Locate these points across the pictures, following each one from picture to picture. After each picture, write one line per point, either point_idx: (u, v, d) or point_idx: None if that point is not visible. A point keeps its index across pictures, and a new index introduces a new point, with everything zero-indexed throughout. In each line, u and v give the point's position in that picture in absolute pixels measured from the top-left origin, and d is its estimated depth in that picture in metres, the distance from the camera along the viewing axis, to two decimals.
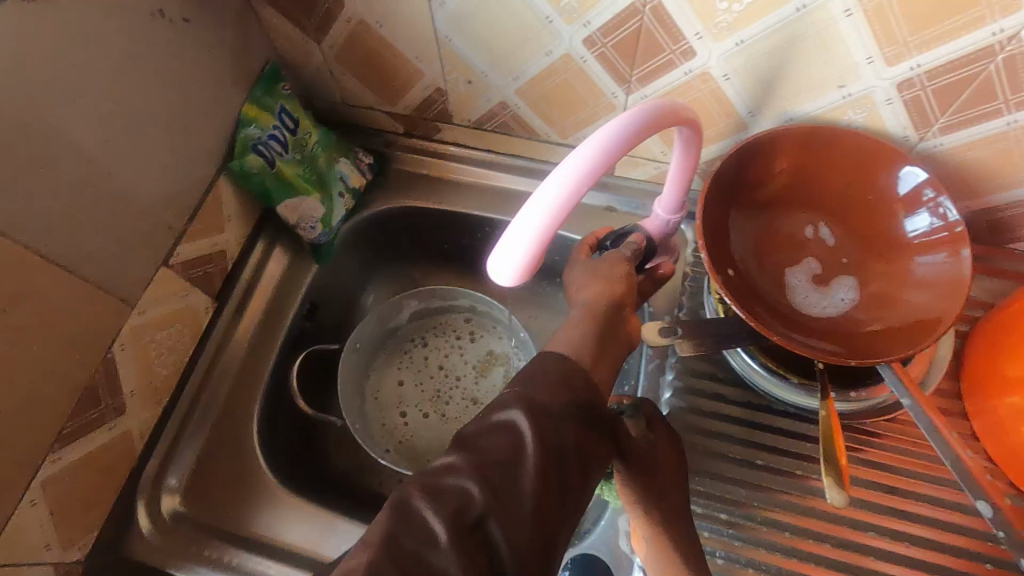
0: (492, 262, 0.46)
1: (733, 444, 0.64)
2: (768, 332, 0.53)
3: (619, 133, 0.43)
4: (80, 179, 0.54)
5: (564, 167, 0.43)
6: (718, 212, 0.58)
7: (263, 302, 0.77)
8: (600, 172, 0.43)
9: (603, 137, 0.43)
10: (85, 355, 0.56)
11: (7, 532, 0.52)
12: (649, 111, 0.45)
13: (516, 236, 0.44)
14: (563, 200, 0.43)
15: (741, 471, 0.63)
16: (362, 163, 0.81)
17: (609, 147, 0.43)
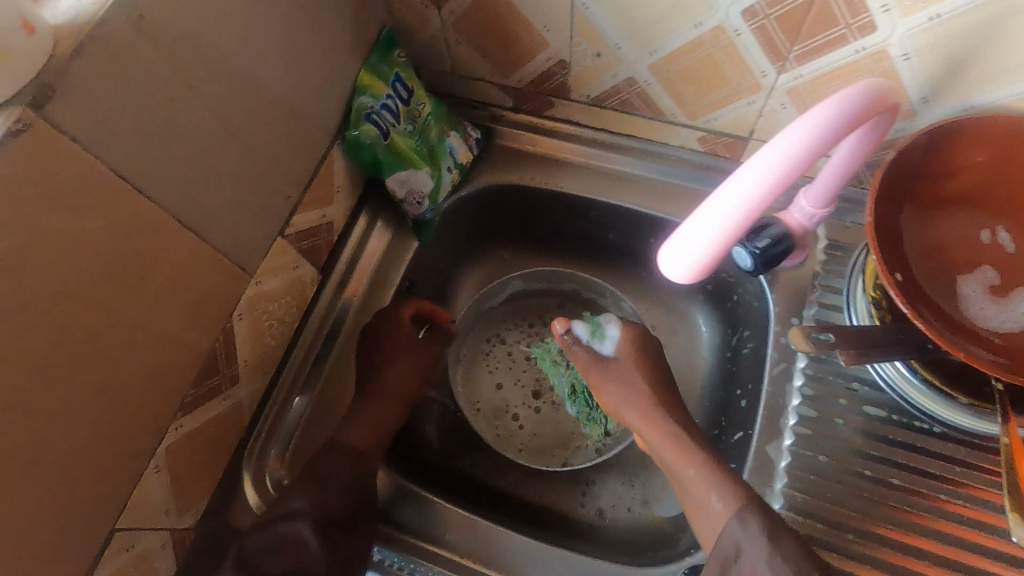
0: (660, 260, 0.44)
1: (866, 461, 0.61)
2: (943, 344, 0.47)
3: (820, 134, 0.38)
4: (219, 144, 0.52)
5: (752, 171, 0.39)
6: (890, 209, 0.52)
7: (365, 277, 0.75)
8: (796, 170, 0.39)
9: (802, 131, 0.39)
10: (209, 324, 0.55)
11: (133, 497, 0.52)
12: (857, 102, 0.39)
13: (694, 239, 0.41)
14: (751, 202, 0.40)
15: (873, 489, 0.60)
16: (470, 138, 0.77)
17: (808, 142, 0.39)
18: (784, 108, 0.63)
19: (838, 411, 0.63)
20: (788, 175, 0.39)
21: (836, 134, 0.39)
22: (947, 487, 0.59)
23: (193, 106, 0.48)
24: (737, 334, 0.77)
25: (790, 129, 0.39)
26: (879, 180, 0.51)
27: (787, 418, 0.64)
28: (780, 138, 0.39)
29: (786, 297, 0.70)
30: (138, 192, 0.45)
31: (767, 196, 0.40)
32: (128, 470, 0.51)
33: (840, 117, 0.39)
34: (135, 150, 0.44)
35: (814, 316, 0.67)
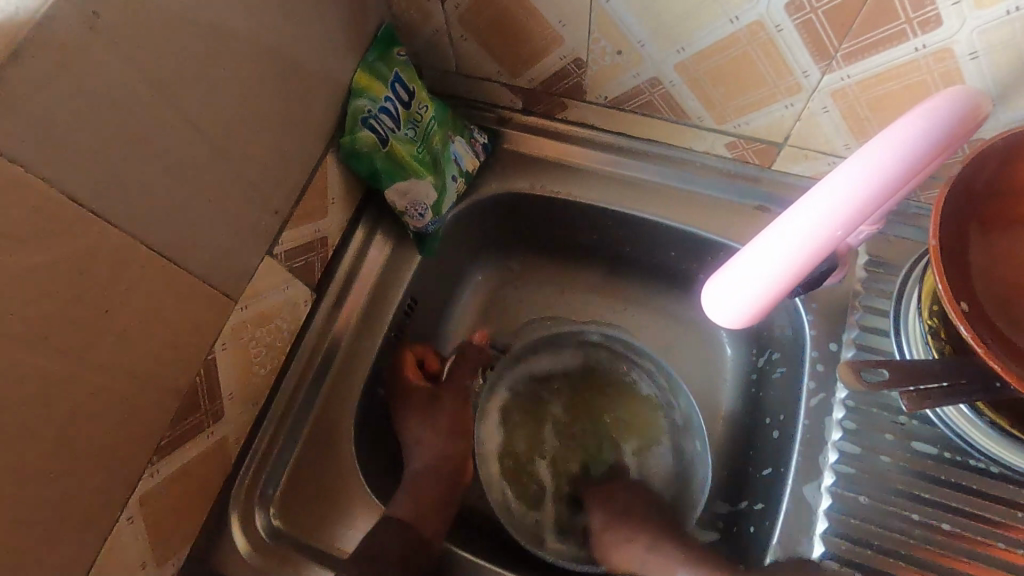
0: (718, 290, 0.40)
1: (913, 502, 0.55)
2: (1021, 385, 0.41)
3: (910, 154, 0.33)
4: (192, 158, 0.46)
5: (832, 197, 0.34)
6: (954, 231, 0.45)
7: (363, 295, 0.69)
8: (873, 202, 0.34)
9: (880, 158, 0.33)
10: (188, 358, 0.49)
11: (103, 553, 0.47)
12: (948, 116, 0.34)
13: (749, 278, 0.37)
14: (815, 242, 0.35)
15: (921, 534, 0.54)
16: (477, 143, 0.71)
17: (888, 171, 0.33)
18: (826, 112, 0.57)
19: (884, 448, 0.57)
20: (861, 209, 0.34)
21: (920, 161, 0.33)
22: (1008, 534, 0.52)
23: (158, 116, 0.43)
24: (767, 355, 0.71)
25: (872, 151, 0.33)
26: (942, 197, 0.44)
27: (827, 454, 0.58)
28: (853, 165, 0.34)
29: (823, 319, 0.63)
30: (94, 215, 0.40)
31: (834, 233, 0.35)
32: (96, 524, 0.45)
33: (927, 140, 0.33)
34: (88, 168, 0.39)
35: (855, 340, 0.61)
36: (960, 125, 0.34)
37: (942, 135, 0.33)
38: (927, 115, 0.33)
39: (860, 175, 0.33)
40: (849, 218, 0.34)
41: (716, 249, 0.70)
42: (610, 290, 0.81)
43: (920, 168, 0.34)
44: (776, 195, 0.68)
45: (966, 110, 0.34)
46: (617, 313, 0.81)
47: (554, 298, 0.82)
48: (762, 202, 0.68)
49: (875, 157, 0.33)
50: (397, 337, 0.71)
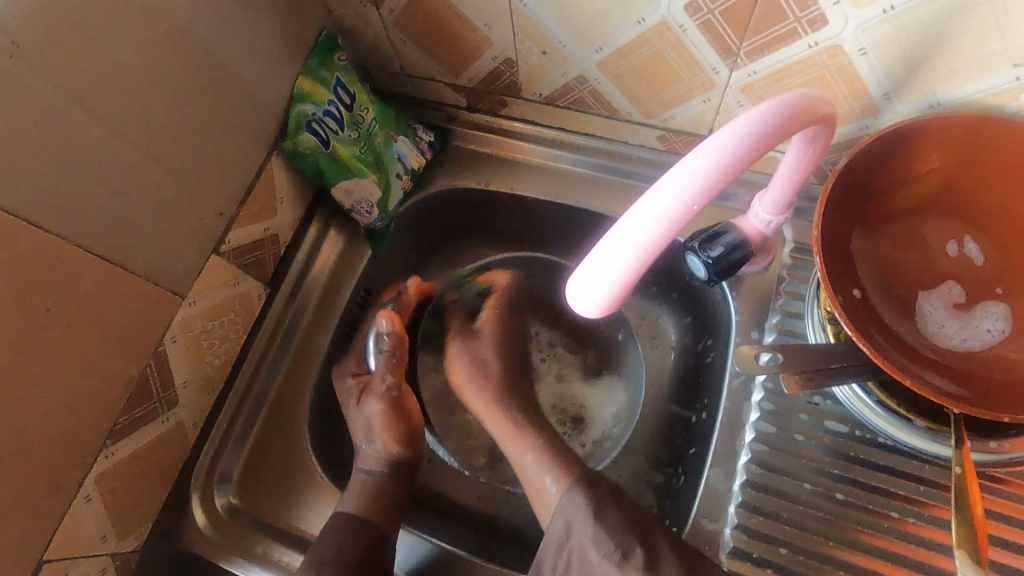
0: (578, 277, 0.39)
1: (813, 474, 0.58)
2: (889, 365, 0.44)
3: (749, 139, 0.36)
4: (129, 167, 0.51)
5: (686, 173, 0.36)
6: (839, 221, 0.48)
7: (317, 289, 0.73)
8: (715, 190, 0.36)
9: (721, 145, 0.35)
10: (135, 351, 0.54)
11: (63, 526, 0.52)
12: (781, 112, 0.37)
13: (612, 256, 0.37)
14: (667, 228, 0.36)
15: (817, 503, 0.57)
16: (422, 141, 0.74)
17: (730, 160, 0.36)
18: (741, 105, 0.59)
19: (798, 427, 0.60)
20: (708, 191, 0.36)
21: (757, 148, 0.36)
22: (910, 506, 0.55)
23: (87, 130, 0.47)
24: (703, 340, 0.73)
25: (718, 137, 0.36)
26: (829, 186, 0.46)
27: (745, 433, 0.61)
28: (703, 148, 0.36)
29: (748, 306, 0.66)
30: (28, 223, 0.44)
31: (685, 219, 0.36)
32: (52, 501, 0.51)
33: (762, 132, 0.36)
34: (20, 179, 0.43)
35: (778, 325, 0.63)
36: (787, 123, 0.38)
37: (773, 127, 0.36)
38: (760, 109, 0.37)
39: (704, 161, 0.35)
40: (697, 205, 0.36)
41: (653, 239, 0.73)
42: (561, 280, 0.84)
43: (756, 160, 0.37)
44: None
45: (792, 110, 0.38)
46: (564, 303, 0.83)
47: None
48: None
49: (722, 141, 0.36)
50: (351, 328, 0.75)
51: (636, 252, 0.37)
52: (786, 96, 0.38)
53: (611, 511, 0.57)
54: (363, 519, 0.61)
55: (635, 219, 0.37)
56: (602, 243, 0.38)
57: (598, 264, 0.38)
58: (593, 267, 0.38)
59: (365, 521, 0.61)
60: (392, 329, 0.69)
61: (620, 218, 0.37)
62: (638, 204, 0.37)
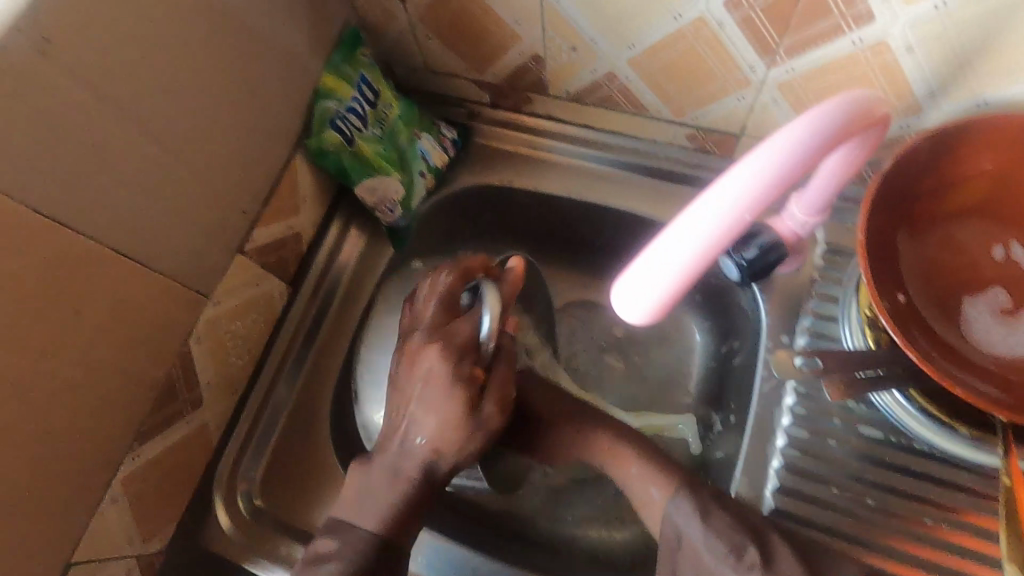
0: (624, 285, 0.38)
1: (845, 480, 0.57)
2: (935, 371, 0.43)
3: (805, 143, 0.35)
4: (155, 166, 0.50)
5: (741, 179, 0.34)
6: (885, 224, 0.47)
7: (339, 288, 0.72)
8: (771, 195, 0.35)
9: (778, 149, 0.34)
10: (161, 352, 0.53)
11: (89, 529, 0.51)
12: (838, 116, 0.36)
13: (662, 264, 0.36)
14: (720, 234, 0.35)
15: (848, 509, 0.56)
16: (445, 138, 0.73)
17: (788, 165, 0.34)
18: (776, 104, 0.58)
19: (831, 432, 0.58)
20: (765, 195, 0.35)
21: (813, 152, 0.35)
22: (948, 514, 0.54)
23: (114, 128, 0.46)
24: (731, 343, 0.72)
25: (774, 141, 0.35)
26: (873, 187, 0.45)
27: (776, 438, 0.60)
28: (758, 152, 0.35)
29: (779, 308, 0.65)
30: (57, 223, 0.44)
31: (739, 226, 0.35)
32: (79, 503, 0.50)
33: (820, 137, 0.35)
34: (49, 178, 0.43)
35: (810, 327, 0.62)
36: (844, 126, 0.36)
37: (830, 129, 0.35)
38: (818, 112, 0.35)
39: (761, 165, 0.34)
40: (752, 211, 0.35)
41: None
42: (584, 279, 0.82)
43: (813, 165, 0.36)
44: None
45: (851, 113, 0.36)
46: (587, 304, 0.82)
47: None
48: None
49: (777, 145, 0.35)
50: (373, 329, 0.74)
51: (688, 259, 0.35)
52: (843, 97, 0.37)
53: (720, 515, 0.51)
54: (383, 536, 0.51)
55: (686, 224, 0.35)
56: (651, 249, 0.37)
57: (646, 270, 0.37)
58: (641, 273, 0.37)
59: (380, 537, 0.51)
60: (493, 339, 0.52)
61: (670, 223, 0.36)
62: (690, 210, 0.36)
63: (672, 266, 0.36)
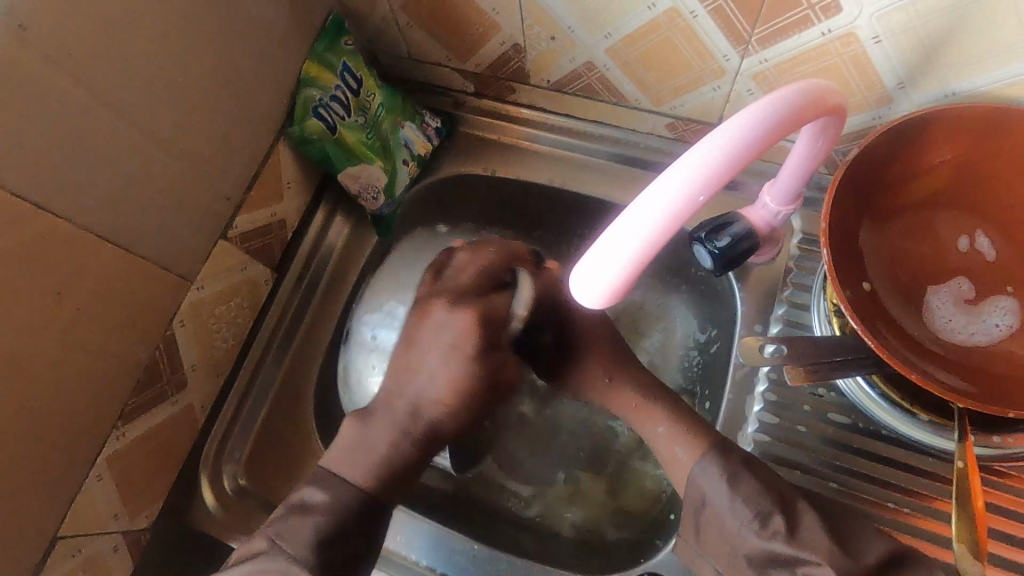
0: (580, 269, 0.38)
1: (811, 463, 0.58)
2: (892, 357, 0.44)
3: (756, 127, 0.35)
4: (137, 152, 0.51)
5: (693, 159, 0.35)
6: (849, 214, 0.48)
7: (325, 273, 0.74)
8: (723, 177, 0.36)
9: (728, 135, 0.35)
10: (145, 334, 0.55)
11: (76, 504, 0.53)
12: (788, 103, 0.37)
13: (618, 244, 0.36)
14: (672, 220, 0.35)
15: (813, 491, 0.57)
16: (429, 127, 0.74)
17: (737, 152, 0.35)
18: (751, 94, 0.58)
19: (800, 418, 0.60)
20: (717, 176, 0.35)
21: (765, 135, 0.36)
22: (909, 499, 0.56)
23: (96, 115, 0.47)
24: (709, 331, 0.74)
25: (726, 125, 0.36)
26: (837, 178, 0.46)
27: (747, 423, 0.61)
28: (711, 135, 0.36)
29: (754, 296, 0.66)
30: (39, 209, 0.45)
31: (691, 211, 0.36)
32: (65, 479, 0.52)
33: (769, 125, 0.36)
34: (32, 164, 0.44)
35: (783, 316, 0.63)
36: (795, 114, 0.37)
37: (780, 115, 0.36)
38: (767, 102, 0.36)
39: (710, 152, 0.35)
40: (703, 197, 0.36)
41: None
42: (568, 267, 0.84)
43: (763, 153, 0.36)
44: None
45: (799, 103, 0.37)
46: None
47: None
48: None
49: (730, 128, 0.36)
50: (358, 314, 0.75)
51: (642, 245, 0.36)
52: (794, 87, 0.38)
53: (749, 481, 0.52)
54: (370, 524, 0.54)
55: (640, 210, 0.36)
56: (606, 235, 0.37)
57: (600, 255, 0.37)
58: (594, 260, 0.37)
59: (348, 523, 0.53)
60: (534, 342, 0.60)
61: (625, 209, 0.37)
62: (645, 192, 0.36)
63: (626, 251, 0.36)
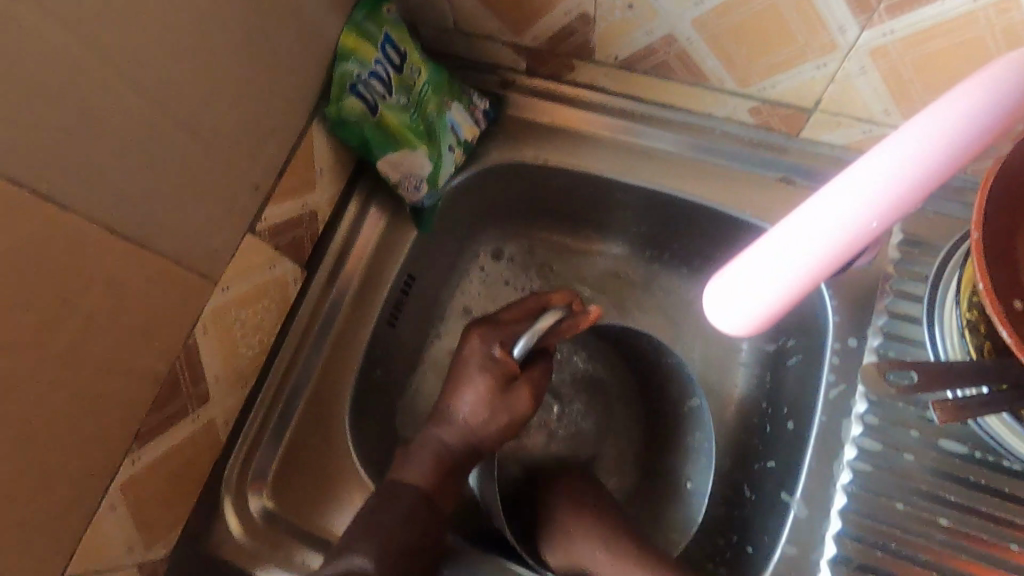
0: (715, 301, 0.40)
1: (918, 497, 0.51)
2: None
3: (938, 156, 0.32)
4: (153, 132, 0.44)
5: (856, 200, 0.33)
6: (1002, 217, 0.40)
7: (359, 271, 0.66)
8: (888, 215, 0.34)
9: (902, 171, 0.32)
10: (164, 344, 0.48)
11: (85, 539, 0.46)
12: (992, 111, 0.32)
13: (760, 287, 0.37)
14: (833, 250, 0.35)
15: (922, 530, 0.50)
16: (477, 109, 0.66)
17: (922, 169, 0.32)
18: (863, 73, 0.51)
19: (908, 446, 0.52)
20: (880, 217, 0.34)
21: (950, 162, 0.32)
22: None
23: (106, 86, 0.40)
24: (786, 341, 0.67)
25: (903, 154, 0.32)
26: (993, 174, 0.40)
27: (844, 450, 0.53)
28: (879, 168, 0.33)
29: (847, 308, 0.58)
30: (41, 197, 0.37)
31: (857, 239, 0.35)
32: (74, 512, 0.45)
33: (963, 132, 0.32)
34: (29, 144, 0.37)
35: (884, 328, 0.55)
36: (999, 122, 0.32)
37: (977, 132, 0.32)
38: (958, 101, 0.32)
39: (878, 190, 0.33)
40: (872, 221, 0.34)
41: (738, 227, 0.64)
42: (621, 266, 0.77)
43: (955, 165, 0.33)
44: (801, 165, 0.61)
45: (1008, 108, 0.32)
46: (624, 291, 0.76)
47: (564, 272, 0.77)
48: (787, 173, 0.62)
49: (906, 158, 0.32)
50: (394, 315, 0.68)
51: (796, 276, 0.36)
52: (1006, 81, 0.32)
53: None
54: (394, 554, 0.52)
55: (797, 235, 0.35)
56: (749, 274, 0.38)
57: (749, 283, 0.38)
58: (744, 284, 0.38)
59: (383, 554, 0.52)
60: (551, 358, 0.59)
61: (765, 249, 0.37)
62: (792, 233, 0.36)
63: (778, 281, 0.37)
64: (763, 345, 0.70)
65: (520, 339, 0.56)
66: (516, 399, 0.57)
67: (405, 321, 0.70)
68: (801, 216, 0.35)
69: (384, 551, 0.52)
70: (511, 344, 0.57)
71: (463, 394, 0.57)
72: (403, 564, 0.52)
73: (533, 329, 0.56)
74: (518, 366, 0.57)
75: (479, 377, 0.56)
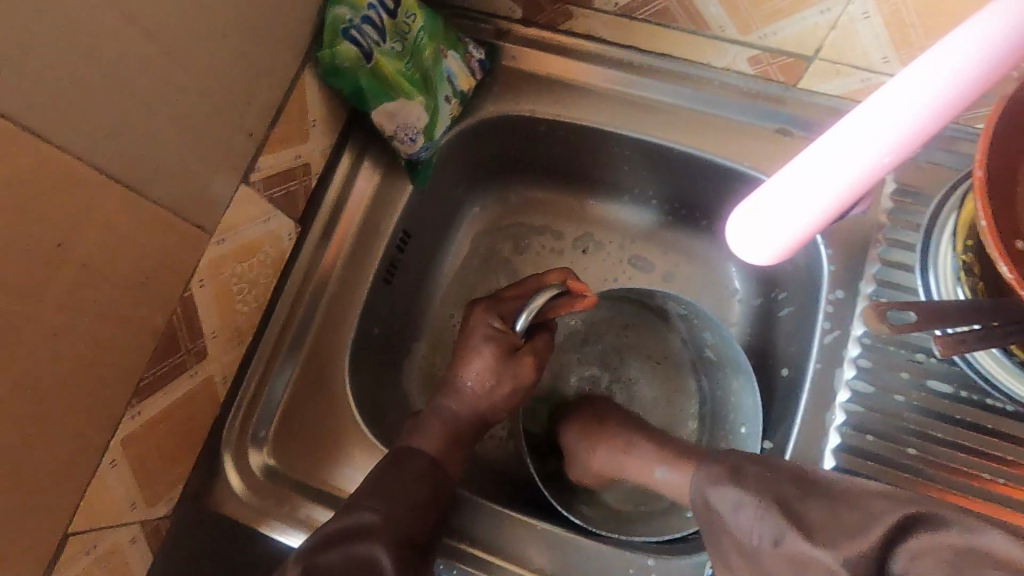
0: (741, 236, 0.44)
1: (908, 436, 0.53)
2: None
3: (944, 104, 0.33)
4: (143, 69, 0.41)
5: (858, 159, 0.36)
6: (1005, 157, 0.41)
7: (354, 226, 0.65)
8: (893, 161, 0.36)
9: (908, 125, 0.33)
10: (162, 296, 0.46)
11: (89, 495, 0.45)
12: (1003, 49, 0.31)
13: (775, 229, 0.41)
14: (848, 192, 0.37)
15: (902, 461, 0.52)
16: (473, 58, 0.65)
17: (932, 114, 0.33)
18: (866, 18, 0.51)
19: (899, 387, 0.54)
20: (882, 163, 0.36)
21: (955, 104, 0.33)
22: (1006, 470, 0.51)
23: (90, 16, 0.38)
24: (775, 294, 0.69)
25: (905, 109, 0.33)
26: (997, 117, 0.40)
27: (838, 392, 0.56)
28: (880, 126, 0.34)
29: (842, 258, 0.59)
30: (29, 134, 0.36)
31: (874, 176, 0.37)
32: (72, 469, 0.44)
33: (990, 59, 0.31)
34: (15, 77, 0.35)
35: (877, 276, 0.57)
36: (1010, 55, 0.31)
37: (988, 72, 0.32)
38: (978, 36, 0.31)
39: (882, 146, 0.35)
40: (891, 158, 0.36)
41: (735, 178, 0.65)
42: (613, 219, 0.77)
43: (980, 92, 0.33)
44: (799, 115, 0.61)
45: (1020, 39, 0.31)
46: (615, 248, 0.77)
47: (557, 233, 0.77)
48: (784, 124, 0.62)
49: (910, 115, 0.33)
50: (390, 271, 0.67)
51: (813, 215, 0.40)
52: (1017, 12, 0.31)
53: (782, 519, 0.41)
54: (408, 537, 0.50)
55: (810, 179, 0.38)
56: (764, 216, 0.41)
57: (767, 217, 0.41)
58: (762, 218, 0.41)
59: (401, 541, 0.49)
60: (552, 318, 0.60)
61: (777, 199, 0.40)
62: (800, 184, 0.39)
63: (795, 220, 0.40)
64: (755, 296, 0.72)
65: (521, 315, 0.58)
66: (519, 366, 0.59)
67: (400, 278, 0.69)
68: (821, 157, 0.37)
69: (393, 509, 0.51)
70: (511, 320, 0.59)
71: (469, 366, 0.58)
72: (420, 528, 0.51)
73: (529, 306, 0.58)
74: (521, 340, 0.59)
75: (485, 349, 0.58)
